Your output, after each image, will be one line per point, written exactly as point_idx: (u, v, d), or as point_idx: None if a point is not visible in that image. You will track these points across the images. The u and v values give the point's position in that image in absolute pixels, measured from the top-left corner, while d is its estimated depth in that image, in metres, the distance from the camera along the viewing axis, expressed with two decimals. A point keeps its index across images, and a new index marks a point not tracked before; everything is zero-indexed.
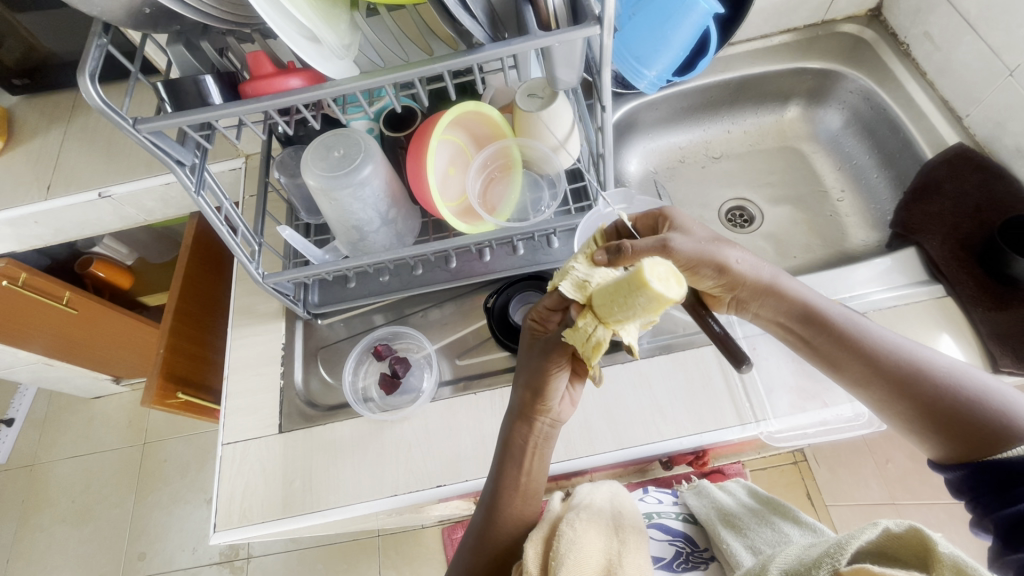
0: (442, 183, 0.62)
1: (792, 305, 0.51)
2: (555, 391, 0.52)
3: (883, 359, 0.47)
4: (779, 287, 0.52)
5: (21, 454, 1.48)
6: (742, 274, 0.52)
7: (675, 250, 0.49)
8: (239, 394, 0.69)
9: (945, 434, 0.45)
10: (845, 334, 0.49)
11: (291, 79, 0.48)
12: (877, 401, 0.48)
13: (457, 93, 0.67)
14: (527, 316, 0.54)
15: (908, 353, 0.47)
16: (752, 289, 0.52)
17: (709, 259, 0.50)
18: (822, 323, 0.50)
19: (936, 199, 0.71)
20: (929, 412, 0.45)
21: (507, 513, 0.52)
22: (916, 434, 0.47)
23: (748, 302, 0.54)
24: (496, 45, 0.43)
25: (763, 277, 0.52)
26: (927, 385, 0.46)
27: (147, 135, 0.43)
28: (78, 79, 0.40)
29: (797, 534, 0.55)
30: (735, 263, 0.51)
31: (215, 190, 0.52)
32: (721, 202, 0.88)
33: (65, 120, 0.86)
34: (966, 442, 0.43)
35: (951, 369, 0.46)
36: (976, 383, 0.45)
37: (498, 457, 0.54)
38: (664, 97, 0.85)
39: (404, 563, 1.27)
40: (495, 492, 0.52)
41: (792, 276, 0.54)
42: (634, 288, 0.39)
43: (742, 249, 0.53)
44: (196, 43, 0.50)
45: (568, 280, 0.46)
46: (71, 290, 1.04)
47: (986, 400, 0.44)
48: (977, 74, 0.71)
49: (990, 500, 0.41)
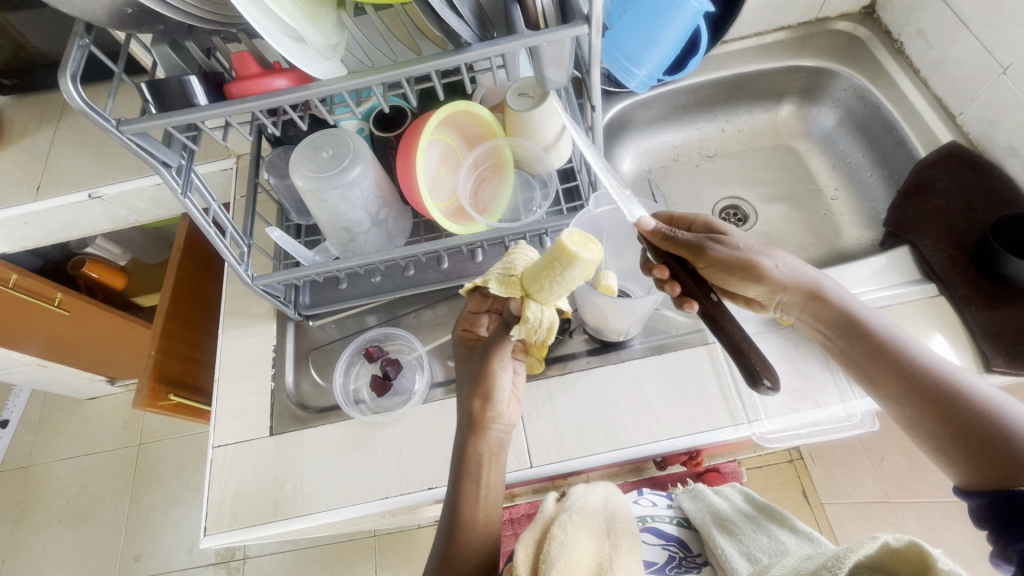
0: (433, 184, 0.62)
1: (833, 312, 0.51)
2: (498, 392, 0.53)
3: (918, 377, 0.47)
4: (823, 295, 0.51)
5: (16, 456, 1.47)
6: (784, 280, 0.51)
7: (707, 253, 0.51)
8: (230, 396, 0.68)
9: (972, 460, 0.44)
10: (883, 345, 0.49)
11: (278, 79, 0.48)
12: (906, 417, 0.48)
13: (448, 92, 0.67)
14: (456, 329, 0.57)
15: (945, 373, 0.47)
16: (796, 293, 0.52)
17: (748, 264, 0.51)
18: (861, 332, 0.50)
19: (930, 198, 0.70)
20: (958, 434, 0.45)
21: (471, 526, 0.50)
22: (942, 455, 0.46)
23: (791, 306, 0.53)
24: (484, 44, 0.43)
25: (808, 282, 0.51)
26: (961, 407, 0.45)
27: (131, 137, 0.43)
28: (59, 81, 0.39)
29: (792, 541, 0.54)
30: (773, 268, 0.51)
31: (202, 191, 0.52)
32: (715, 201, 0.87)
33: (55, 121, 0.86)
34: (993, 469, 0.43)
35: (988, 395, 0.46)
36: (1012, 413, 0.44)
37: (455, 467, 0.53)
38: (657, 96, 0.85)
39: (401, 563, 1.27)
40: (459, 501, 0.51)
41: (840, 284, 0.53)
42: (568, 264, 0.44)
43: (787, 254, 0.52)
44: (181, 43, 0.50)
45: (496, 284, 0.49)
46: (63, 291, 1.02)
47: (1020, 429, 0.43)
48: (970, 71, 0.70)
49: (1013, 530, 0.40)
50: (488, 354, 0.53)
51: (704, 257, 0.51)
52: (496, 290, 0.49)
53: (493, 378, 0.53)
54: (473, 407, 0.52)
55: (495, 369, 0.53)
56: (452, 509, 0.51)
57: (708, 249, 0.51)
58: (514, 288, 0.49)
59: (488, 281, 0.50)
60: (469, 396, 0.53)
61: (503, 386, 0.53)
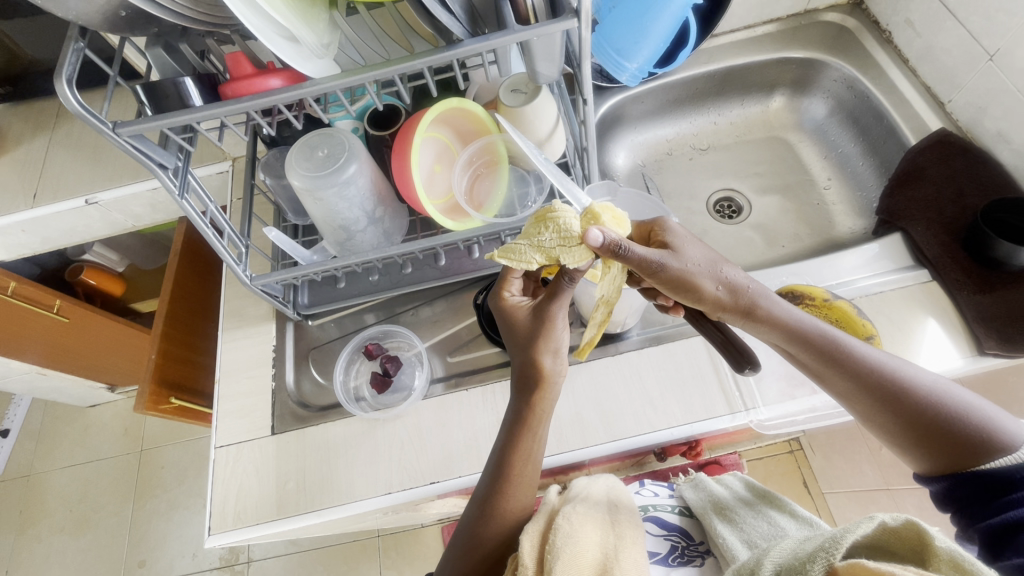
0: (428, 181, 0.62)
1: (774, 327, 0.49)
2: (563, 346, 0.54)
3: (869, 377, 0.47)
4: (760, 312, 0.49)
5: (18, 464, 1.47)
6: (721, 298, 0.49)
7: (662, 271, 0.47)
8: (231, 397, 0.68)
9: (927, 451, 0.45)
10: (829, 353, 0.48)
11: (271, 79, 0.48)
12: (863, 414, 0.48)
13: (440, 90, 0.68)
14: (493, 298, 0.57)
15: (892, 371, 0.46)
16: (734, 311, 0.50)
17: (695, 285, 0.48)
18: (806, 341, 0.48)
19: (921, 185, 0.71)
20: (910, 429, 0.45)
21: (519, 488, 0.51)
22: (901, 446, 0.47)
23: (731, 322, 0.52)
24: (475, 40, 0.43)
25: (743, 298, 0.49)
26: (909, 402, 0.46)
27: (127, 139, 0.43)
28: (56, 85, 0.39)
29: (793, 527, 0.55)
30: (713, 288, 0.49)
31: (200, 193, 0.52)
32: (709, 194, 0.88)
33: (50, 128, 0.86)
34: (948, 457, 0.44)
35: (932, 385, 0.46)
36: (956, 400, 0.45)
37: (511, 419, 0.53)
38: (649, 90, 0.85)
39: (405, 563, 1.27)
40: (509, 453, 0.52)
41: (776, 293, 0.50)
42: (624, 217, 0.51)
43: (725, 267, 0.49)
44: (175, 45, 0.50)
45: (570, 257, 0.48)
46: (62, 298, 1.02)
47: (966, 416, 0.44)
48: (958, 59, 0.71)
49: (975, 510, 0.42)
50: (556, 306, 0.52)
51: (658, 276, 0.47)
52: (575, 262, 0.48)
53: (557, 333, 0.53)
54: (542, 364, 0.53)
55: (560, 322, 0.53)
56: (500, 459, 0.52)
57: (662, 267, 0.47)
58: (586, 250, 0.48)
59: (561, 258, 0.48)
60: (535, 352, 0.53)
61: (565, 340, 0.55)
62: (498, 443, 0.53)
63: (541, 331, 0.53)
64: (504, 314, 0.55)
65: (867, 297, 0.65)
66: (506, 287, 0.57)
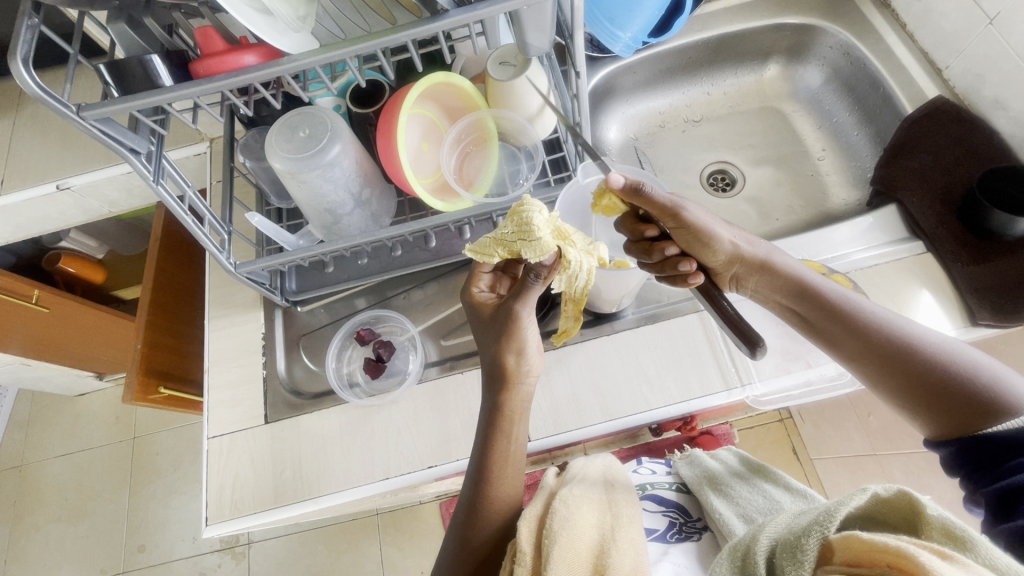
0: (415, 159, 0.60)
1: (787, 279, 0.52)
2: (530, 346, 0.53)
3: (876, 333, 0.47)
4: (774, 264, 0.53)
5: (9, 455, 1.46)
6: (738, 250, 0.53)
7: (680, 214, 0.50)
8: (221, 387, 0.67)
9: (937, 411, 0.44)
10: (837, 308, 0.49)
11: (246, 56, 0.45)
12: (873, 376, 0.48)
13: (426, 65, 0.65)
14: (465, 293, 0.56)
15: (900, 328, 0.47)
16: (749, 263, 0.53)
17: (711, 237, 0.51)
18: (814, 296, 0.51)
19: (917, 155, 0.70)
20: (916, 386, 0.45)
21: (500, 485, 0.50)
22: (910, 409, 0.46)
23: (746, 278, 0.55)
24: (461, 10, 0.41)
25: (758, 253, 0.53)
26: (914, 358, 0.46)
27: (94, 123, 0.40)
28: (11, 65, 0.36)
29: (787, 500, 0.56)
30: (728, 240, 0.52)
31: (175, 177, 0.49)
32: (702, 166, 0.87)
33: (13, 109, 0.82)
34: (957, 418, 0.43)
35: (942, 345, 0.46)
36: (967, 359, 0.45)
37: (488, 413, 0.53)
38: (641, 60, 0.82)
39: (405, 538, 1.29)
40: (490, 449, 0.51)
41: (787, 253, 0.54)
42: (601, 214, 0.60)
43: (738, 227, 0.54)
44: (140, 19, 0.46)
45: (532, 250, 0.49)
46: (41, 288, 0.99)
47: (975, 375, 0.44)
48: (956, 23, 0.69)
49: (983, 474, 0.40)
50: (520, 306, 0.51)
51: (679, 219, 0.50)
52: (537, 256, 0.49)
53: (525, 332, 0.52)
54: (507, 362, 0.52)
55: (527, 322, 0.52)
56: (488, 444, 0.51)
57: (680, 211, 0.50)
58: (548, 245, 0.49)
59: (523, 252, 0.49)
60: (501, 351, 0.51)
61: (532, 338, 0.53)
62: (484, 427, 0.52)
63: (509, 331, 0.51)
64: (472, 311, 0.55)
65: (861, 271, 0.65)
66: (476, 282, 0.56)
